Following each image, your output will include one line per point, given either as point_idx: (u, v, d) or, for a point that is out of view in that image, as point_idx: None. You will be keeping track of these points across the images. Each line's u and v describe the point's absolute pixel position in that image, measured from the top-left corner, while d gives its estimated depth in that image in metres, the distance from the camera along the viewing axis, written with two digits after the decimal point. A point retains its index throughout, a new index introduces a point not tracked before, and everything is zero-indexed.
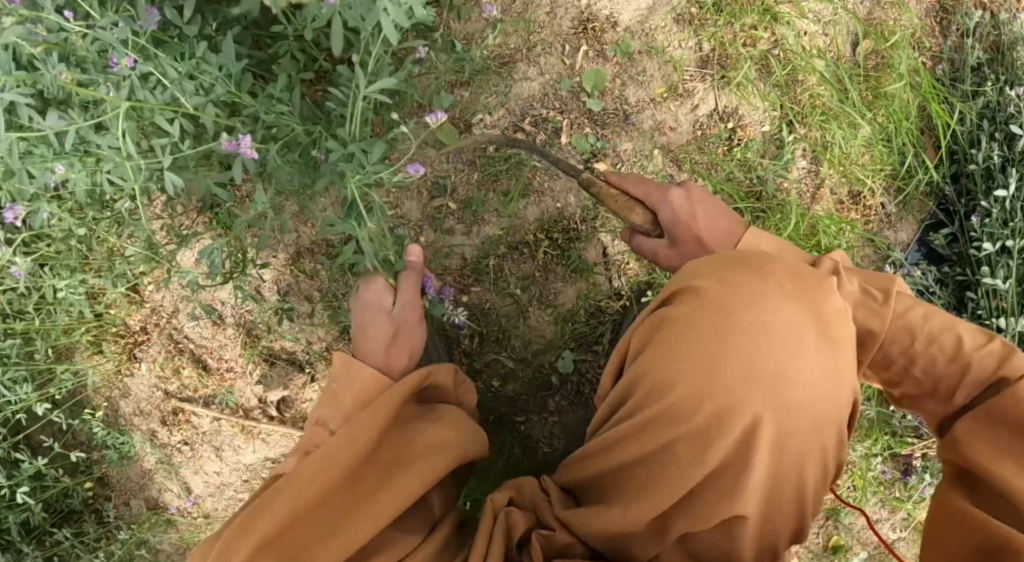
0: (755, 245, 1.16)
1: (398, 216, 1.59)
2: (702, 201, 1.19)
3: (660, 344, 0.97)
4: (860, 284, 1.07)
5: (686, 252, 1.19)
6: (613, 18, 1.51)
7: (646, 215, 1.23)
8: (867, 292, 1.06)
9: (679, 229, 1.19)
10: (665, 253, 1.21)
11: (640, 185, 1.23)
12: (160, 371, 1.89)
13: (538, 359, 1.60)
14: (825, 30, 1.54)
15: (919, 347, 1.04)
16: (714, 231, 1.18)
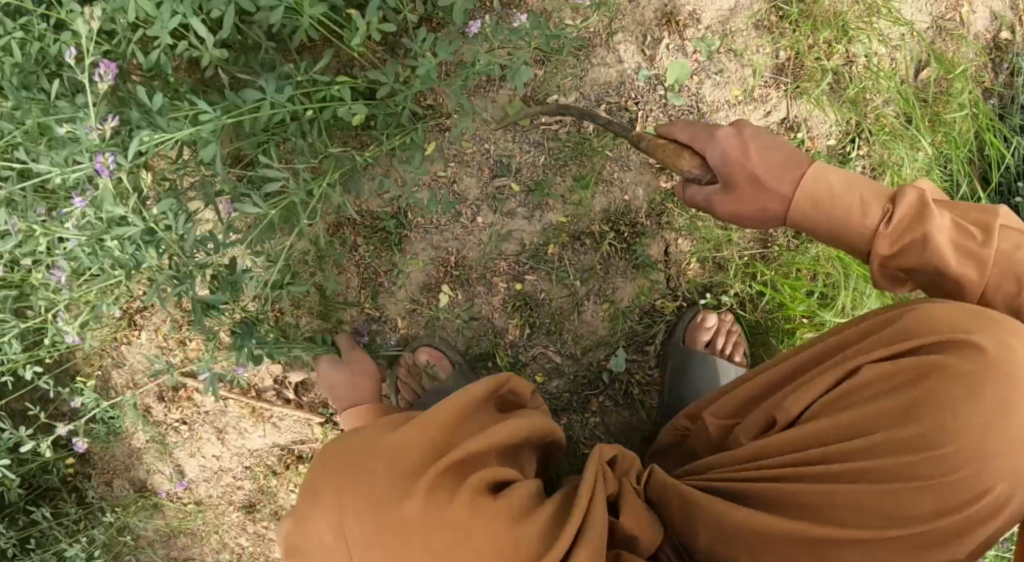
0: (822, 180, 1.05)
1: (454, 194, 1.51)
2: (756, 138, 1.06)
3: (929, 394, 0.95)
4: (952, 221, 1.03)
5: (745, 195, 1.07)
6: (695, 15, 1.48)
7: (694, 160, 1.10)
8: (964, 231, 1.03)
9: (736, 168, 1.06)
10: (721, 200, 1.09)
11: (687, 128, 1.10)
12: (162, 341, 1.75)
13: (588, 355, 1.55)
14: (892, 54, 1.52)
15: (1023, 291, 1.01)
16: (773, 167, 1.06)
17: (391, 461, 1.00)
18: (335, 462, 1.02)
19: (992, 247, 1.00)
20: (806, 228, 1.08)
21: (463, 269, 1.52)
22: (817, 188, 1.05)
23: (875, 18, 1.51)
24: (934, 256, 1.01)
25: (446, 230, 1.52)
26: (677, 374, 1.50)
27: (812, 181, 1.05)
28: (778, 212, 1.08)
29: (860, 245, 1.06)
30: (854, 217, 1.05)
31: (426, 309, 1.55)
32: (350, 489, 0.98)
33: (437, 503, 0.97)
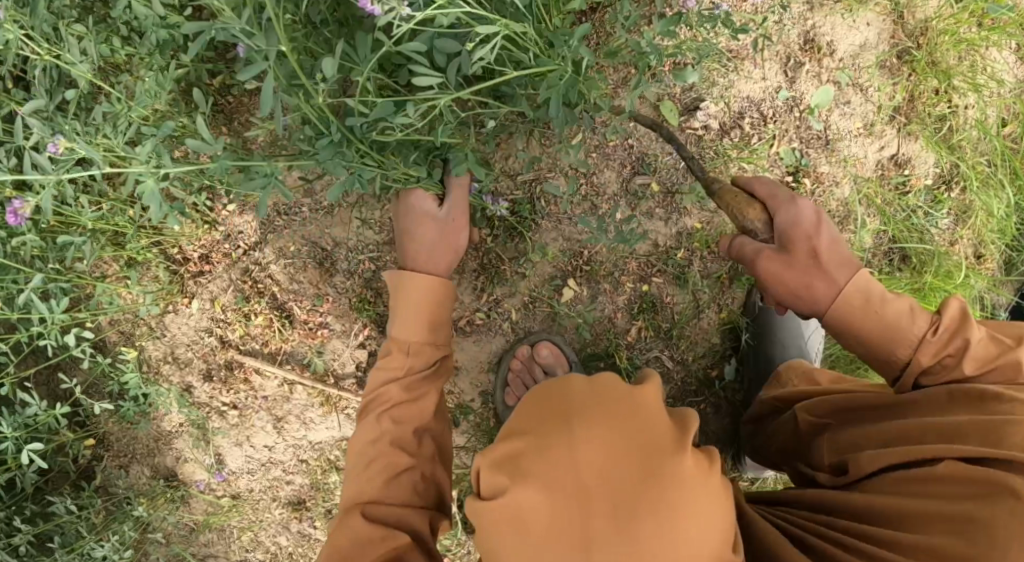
0: (873, 284, 1.13)
1: (590, 186, 1.47)
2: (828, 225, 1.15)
3: (990, 514, 0.92)
4: (988, 333, 1.09)
5: (796, 263, 1.13)
6: (832, 46, 1.58)
7: (763, 217, 1.17)
8: (996, 339, 1.08)
9: (801, 238, 1.12)
10: (770, 258, 1.14)
11: (768, 186, 1.18)
12: (218, 313, 1.55)
13: (697, 363, 1.54)
14: (990, 108, 1.64)
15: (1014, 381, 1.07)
16: (833, 252, 1.13)
17: (653, 411, 0.93)
18: (597, 406, 0.92)
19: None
20: (842, 323, 1.13)
21: (592, 264, 1.47)
22: (867, 286, 1.13)
23: (979, 75, 1.63)
24: (972, 360, 1.06)
25: (577, 221, 1.47)
26: (761, 336, 1.49)
27: (861, 278, 1.13)
28: (822, 298, 1.14)
29: (897, 351, 1.11)
30: (897, 324, 1.10)
31: (545, 303, 1.47)
32: (624, 435, 0.90)
33: (700, 464, 0.90)
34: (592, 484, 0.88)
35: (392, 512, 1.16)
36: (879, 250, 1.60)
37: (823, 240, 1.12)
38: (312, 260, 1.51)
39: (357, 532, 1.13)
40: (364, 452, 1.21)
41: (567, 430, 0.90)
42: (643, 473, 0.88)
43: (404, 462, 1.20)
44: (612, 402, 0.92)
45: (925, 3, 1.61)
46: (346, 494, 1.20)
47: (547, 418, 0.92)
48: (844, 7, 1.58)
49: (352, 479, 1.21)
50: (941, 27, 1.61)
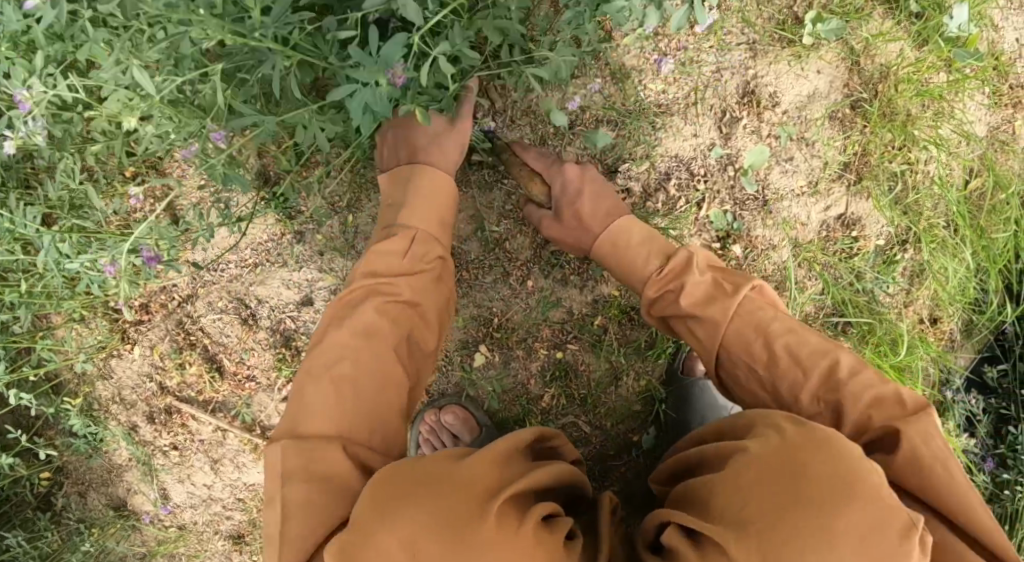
0: (628, 230, 1.28)
1: (504, 251, 1.45)
2: (592, 183, 1.33)
3: None
4: (715, 278, 1.20)
5: (566, 225, 1.32)
6: (775, 97, 1.48)
7: (542, 189, 1.36)
8: (720, 285, 1.19)
9: (567, 207, 1.32)
10: (549, 225, 1.34)
11: (540, 160, 1.36)
12: (157, 360, 1.62)
13: (617, 428, 1.50)
14: (951, 162, 1.54)
15: (762, 344, 1.12)
16: (594, 209, 1.30)
17: (465, 476, 0.94)
18: (411, 481, 0.93)
19: (739, 297, 1.15)
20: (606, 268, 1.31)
21: (505, 329, 1.46)
22: (619, 235, 1.28)
23: (941, 126, 1.53)
24: (690, 299, 1.18)
25: (489, 287, 1.45)
26: (681, 404, 1.45)
27: (619, 228, 1.29)
28: (586, 245, 1.32)
29: (636, 287, 1.27)
30: (639, 264, 1.26)
31: (458, 366, 1.48)
32: (428, 515, 0.89)
33: (507, 523, 0.91)
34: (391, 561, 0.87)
35: (373, 446, 1.08)
36: (819, 316, 1.52)
37: (581, 203, 1.30)
38: (239, 316, 1.58)
39: (339, 470, 1.01)
40: (352, 358, 1.11)
41: (388, 515, 0.90)
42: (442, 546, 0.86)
43: (399, 382, 1.14)
44: (430, 482, 0.92)
45: (885, 48, 1.50)
46: (315, 417, 1.06)
47: (375, 504, 0.92)
48: (791, 54, 1.48)
49: (336, 395, 1.08)
50: (902, 74, 1.50)
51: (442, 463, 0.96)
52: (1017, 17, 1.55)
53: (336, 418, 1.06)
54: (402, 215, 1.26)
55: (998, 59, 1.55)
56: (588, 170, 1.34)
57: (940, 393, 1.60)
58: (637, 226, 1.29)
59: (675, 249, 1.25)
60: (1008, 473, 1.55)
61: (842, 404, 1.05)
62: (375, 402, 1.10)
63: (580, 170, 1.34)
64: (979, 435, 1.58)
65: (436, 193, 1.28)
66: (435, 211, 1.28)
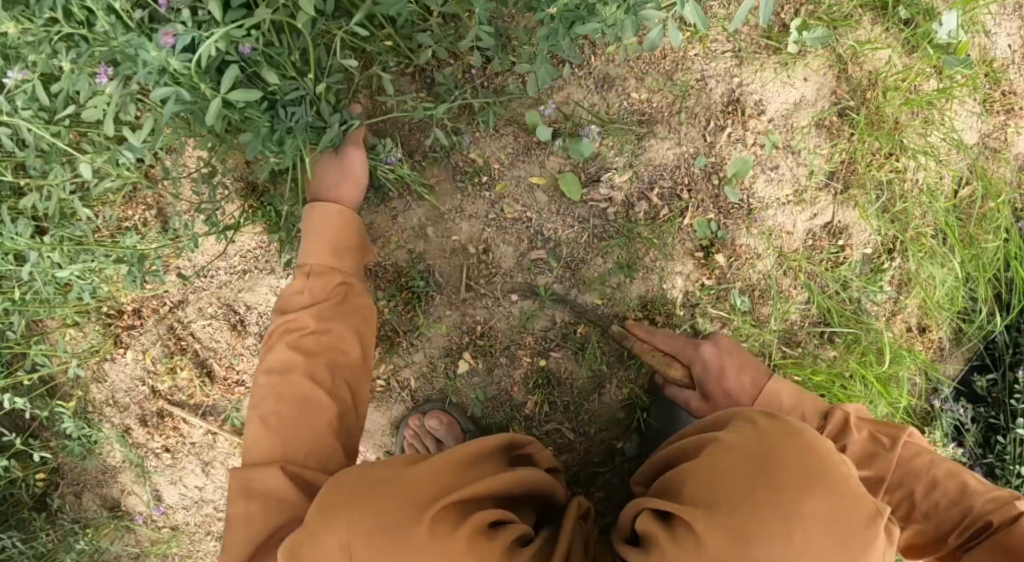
0: (778, 394, 1.24)
1: (487, 259, 1.46)
2: (730, 349, 1.30)
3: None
4: (869, 433, 1.18)
5: (717, 405, 1.26)
6: (761, 105, 1.47)
7: (683, 371, 1.33)
8: (875, 440, 1.18)
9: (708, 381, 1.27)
10: (697, 405, 1.29)
11: (673, 341, 1.35)
12: (150, 364, 1.64)
13: (601, 435, 1.51)
14: (941, 169, 1.53)
15: (920, 497, 1.14)
16: (741, 379, 1.26)
17: (412, 481, 1.02)
18: (360, 489, 1.02)
19: (898, 452, 1.15)
20: None
21: (489, 338, 1.47)
22: (769, 400, 1.24)
23: (930, 134, 1.52)
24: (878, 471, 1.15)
25: (472, 294, 1.46)
26: (665, 415, 1.46)
27: (770, 390, 1.24)
28: (738, 415, 1.26)
29: None
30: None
31: (443, 373, 1.49)
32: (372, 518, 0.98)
33: (438, 529, 0.99)
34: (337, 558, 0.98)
35: (307, 466, 1.15)
36: (805, 325, 1.52)
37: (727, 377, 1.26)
38: (228, 321, 1.60)
39: (274, 490, 1.11)
40: (274, 395, 1.20)
41: (335, 513, 1.00)
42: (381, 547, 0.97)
43: (320, 403, 1.19)
44: (379, 487, 1.01)
45: (874, 56, 1.49)
46: (253, 450, 1.17)
47: (328, 505, 1.02)
48: (777, 61, 1.47)
49: (264, 427, 1.17)
50: (892, 81, 1.49)
51: (395, 470, 1.04)
52: (1010, 23, 1.54)
53: (267, 447, 1.16)
54: (305, 252, 1.30)
55: (990, 66, 1.53)
56: (724, 339, 1.31)
57: (928, 402, 1.60)
58: (784, 386, 1.24)
59: (828, 406, 1.21)
60: (995, 483, 1.55)
61: (982, 524, 1.09)
62: (296, 427, 1.17)
63: (717, 341, 1.32)
64: (968, 445, 1.57)
65: (338, 226, 1.31)
66: (330, 243, 1.31)
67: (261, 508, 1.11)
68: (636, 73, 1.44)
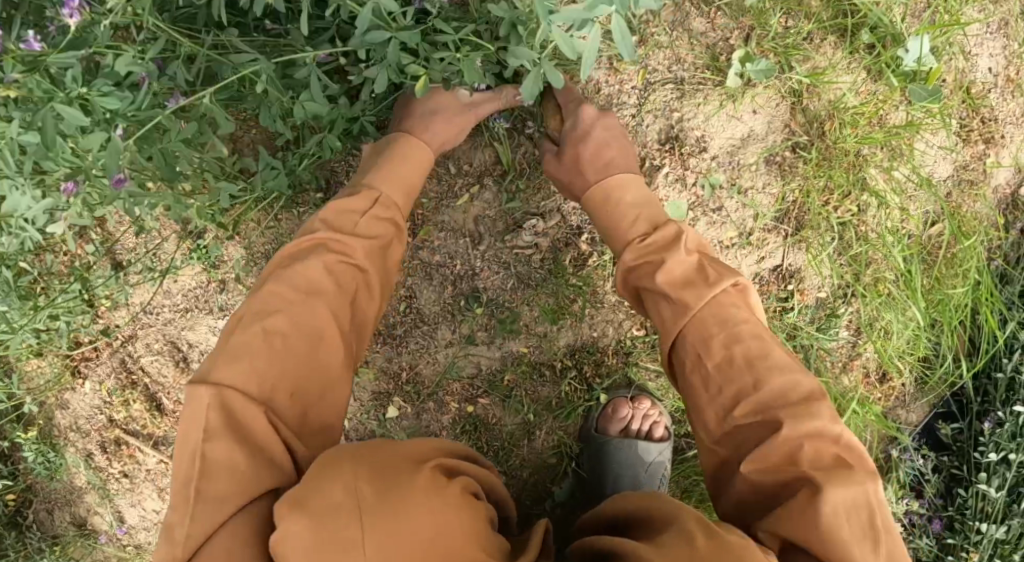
0: (623, 188, 1.20)
1: (412, 306, 1.42)
2: (614, 132, 1.26)
3: None
4: (699, 264, 1.10)
5: (563, 164, 1.25)
6: (703, 141, 1.38)
7: (557, 125, 1.30)
8: (703, 271, 1.09)
9: (571, 144, 1.25)
10: (550, 160, 1.27)
11: (568, 93, 1.30)
12: (105, 395, 1.65)
13: (532, 479, 1.45)
14: (906, 207, 1.41)
15: (717, 346, 1.02)
16: (597, 158, 1.23)
17: (406, 451, 0.92)
18: (365, 453, 0.89)
19: (719, 286, 1.06)
20: (597, 226, 1.22)
21: (416, 384, 1.43)
22: (618, 191, 1.20)
23: (897, 166, 1.40)
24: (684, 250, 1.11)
25: (398, 340, 1.42)
26: (596, 462, 1.39)
27: (619, 180, 1.20)
28: (580, 186, 1.24)
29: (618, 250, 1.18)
30: (622, 226, 1.18)
31: (372, 417, 1.45)
32: (365, 482, 0.85)
33: (436, 480, 0.89)
34: (338, 529, 0.82)
35: (290, 415, 0.99)
36: None
37: (588, 146, 1.24)
38: (173, 358, 1.62)
39: (257, 432, 0.94)
40: (284, 314, 1.02)
41: (323, 478, 0.86)
42: (381, 505, 0.84)
43: (331, 347, 1.04)
44: (372, 458, 0.89)
45: (831, 85, 1.37)
46: (243, 366, 0.96)
47: (315, 471, 0.87)
48: (721, 94, 1.36)
49: (263, 343, 0.99)
50: (850, 114, 1.37)
51: (391, 445, 0.93)
52: (993, 43, 1.40)
53: (262, 371, 0.97)
54: (380, 174, 1.21)
55: (966, 92, 1.41)
56: (610, 117, 1.28)
57: (885, 450, 1.51)
58: (631, 186, 1.20)
59: (668, 221, 1.16)
60: (955, 537, 1.44)
61: (771, 424, 0.95)
62: (295, 370, 1.00)
63: (605, 117, 1.27)
64: (927, 496, 1.48)
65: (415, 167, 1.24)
66: (403, 182, 1.23)
67: (230, 485, 0.90)
68: None
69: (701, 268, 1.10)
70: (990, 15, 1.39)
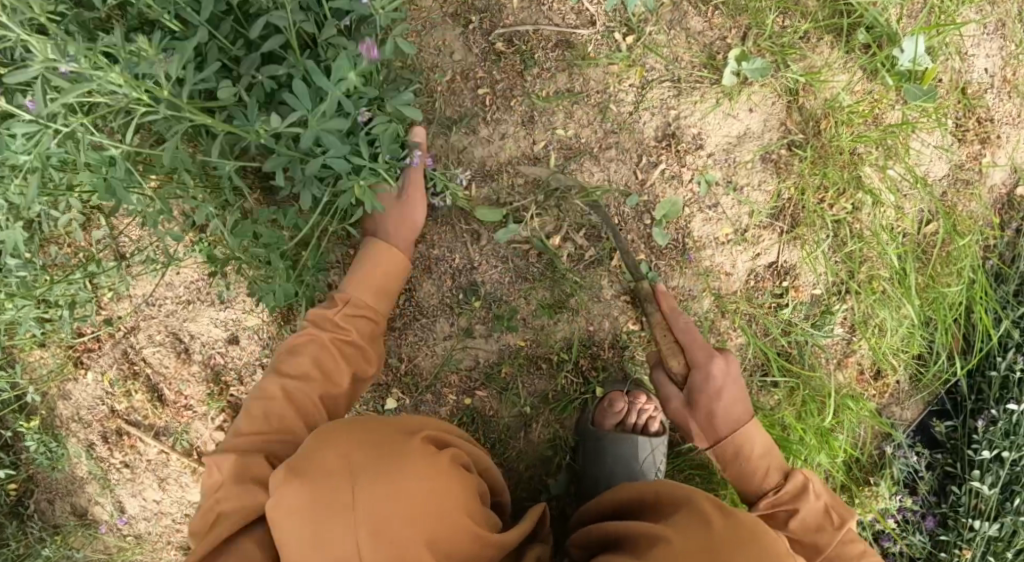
0: (750, 439, 1.26)
1: (412, 299, 1.43)
2: (734, 382, 1.28)
3: None
4: (824, 505, 1.21)
5: (695, 416, 1.28)
6: (699, 138, 1.39)
7: (681, 365, 1.30)
8: (827, 514, 1.20)
9: (701, 398, 1.27)
10: (676, 406, 1.30)
11: (687, 335, 1.30)
12: (107, 386, 1.67)
13: (528, 471, 1.46)
14: (900, 206, 1.43)
15: None
16: (729, 400, 1.27)
17: (394, 425, 1.08)
18: (363, 425, 1.06)
19: (846, 530, 1.18)
20: (722, 464, 1.28)
21: (414, 376, 1.44)
22: (747, 437, 1.26)
23: (892, 164, 1.41)
24: (807, 504, 1.21)
25: (396, 332, 1.44)
26: (590, 457, 1.40)
27: (750, 427, 1.27)
28: (705, 440, 1.29)
29: (750, 498, 1.26)
30: (751, 477, 1.26)
31: (370, 408, 1.46)
32: (361, 448, 1.02)
33: (427, 446, 1.05)
34: (340, 486, 0.98)
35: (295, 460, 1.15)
36: (746, 369, 1.45)
37: (719, 403, 1.26)
38: (174, 349, 1.65)
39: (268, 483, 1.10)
40: (280, 398, 1.18)
41: (328, 441, 1.03)
42: (375, 461, 1.00)
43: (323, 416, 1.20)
44: (368, 428, 1.05)
45: (827, 85, 1.39)
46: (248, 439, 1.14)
47: (322, 437, 1.04)
48: (718, 91, 1.38)
49: (264, 422, 1.16)
50: (846, 113, 1.39)
51: (383, 421, 1.09)
52: (989, 44, 1.42)
53: (265, 442, 1.14)
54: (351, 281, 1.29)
55: (962, 93, 1.42)
56: (735, 364, 1.30)
57: (880, 447, 1.52)
58: (758, 435, 1.26)
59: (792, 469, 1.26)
60: (948, 534, 1.45)
61: None
62: (292, 448, 1.15)
63: (726, 359, 1.29)
64: (921, 493, 1.49)
65: (386, 267, 1.31)
66: (375, 284, 1.31)
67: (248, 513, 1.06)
68: (569, 107, 1.38)
69: (827, 512, 1.21)
70: (986, 17, 1.41)
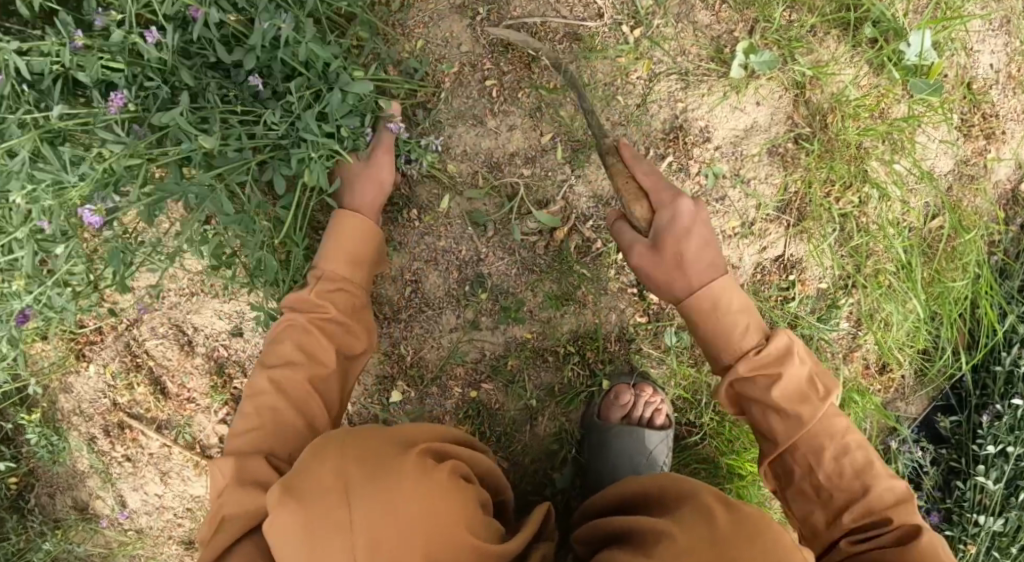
0: (728, 297, 1.15)
1: (418, 290, 1.43)
2: (704, 230, 1.16)
3: None
4: (808, 374, 1.14)
5: (662, 262, 1.14)
6: (706, 131, 1.39)
7: (646, 211, 1.16)
8: (811, 385, 1.13)
9: (670, 240, 1.14)
10: (642, 252, 1.15)
11: (652, 177, 1.15)
12: (109, 379, 1.66)
13: (534, 465, 1.45)
14: (906, 200, 1.43)
15: (829, 460, 1.10)
16: (699, 253, 1.15)
17: (387, 438, 1.07)
18: (355, 442, 1.05)
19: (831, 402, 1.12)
20: (692, 324, 1.17)
21: (420, 368, 1.44)
22: (719, 293, 1.15)
23: (898, 158, 1.42)
24: (791, 372, 1.12)
25: (402, 323, 1.44)
26: (595, 451, 1.40)
27: (722, 284, 1.16)
28: (679, 291, 1.16)
29: (723, 356, 1.16)
30: (733, 335, 1.15)
31: (375, 401, 1.45)
32: (356, 467, 1.01)
33: (424, 463, 1.03)
34: (336, 506, 0.97)
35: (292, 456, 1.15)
36: None
37: (692, 244, 1.14)
38: (178, 341, 1.64)
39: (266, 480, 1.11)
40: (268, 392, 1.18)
41: (322, 458, 1.02)
42: (369, 480, 0.99)
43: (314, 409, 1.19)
44: (362, 444, 1.04)
45: (833, 78, 1.39)
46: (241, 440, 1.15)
47: (317, 453, 1.03)
48: (726, 84, 1.38)
49: (257, 418, 1.16)
50: (852, 107, 1.39)
51: (377, 434, 1.08)
52: (994, 40, 1.42)
53: (258, 440, 1.15)
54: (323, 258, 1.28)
55: (967, 88, 1.43)
56: (705, 211, 1.17)
57: (884, 442, 1.52)
58: (737, 292, 1.16)
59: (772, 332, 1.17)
60: (952, 529, 1.45)
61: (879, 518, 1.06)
62: (287, 442, 1.15)
63: (696, 205, 1.16)
64: (926, 488, 1.48)
65: (359, 237, 1.29)
66: (347, 256, 1.29)
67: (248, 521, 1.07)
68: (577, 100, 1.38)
69: (811, 383, 1.13)
70: (992, 12, 1.42)
